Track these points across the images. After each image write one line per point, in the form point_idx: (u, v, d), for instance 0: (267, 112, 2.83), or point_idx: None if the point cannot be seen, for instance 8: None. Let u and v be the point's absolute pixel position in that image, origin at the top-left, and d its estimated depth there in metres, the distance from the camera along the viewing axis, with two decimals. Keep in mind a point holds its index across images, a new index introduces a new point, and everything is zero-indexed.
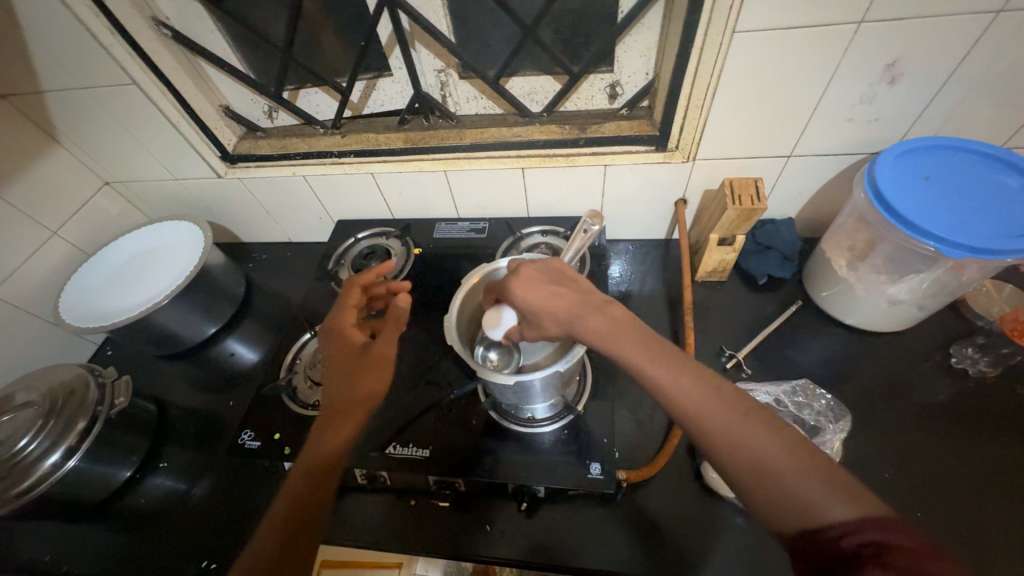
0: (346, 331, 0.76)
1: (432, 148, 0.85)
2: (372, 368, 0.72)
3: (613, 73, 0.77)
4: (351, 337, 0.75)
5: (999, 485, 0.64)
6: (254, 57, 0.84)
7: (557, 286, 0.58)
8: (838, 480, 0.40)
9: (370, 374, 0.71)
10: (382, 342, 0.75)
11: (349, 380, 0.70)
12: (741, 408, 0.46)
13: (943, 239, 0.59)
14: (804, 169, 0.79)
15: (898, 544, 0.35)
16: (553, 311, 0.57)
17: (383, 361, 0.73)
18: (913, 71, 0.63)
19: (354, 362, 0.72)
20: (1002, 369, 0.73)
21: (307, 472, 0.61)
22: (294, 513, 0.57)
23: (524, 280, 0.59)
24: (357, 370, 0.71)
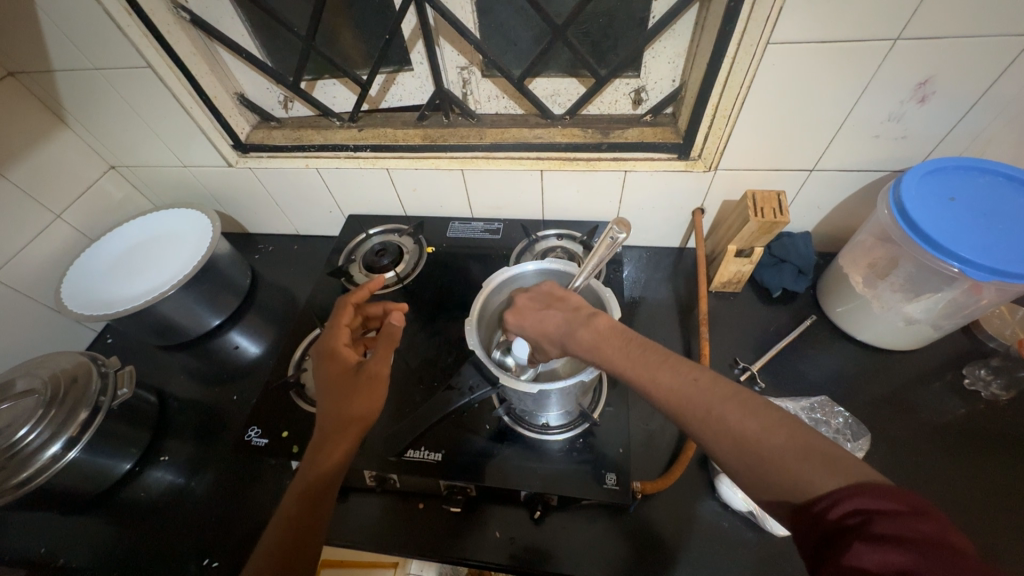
0: (336, 347, 0.65)
1: (450, 146, 0.83)
2: (364, 389, 0.60)
3: (639, 78, 0.77)
4: (342, 355, 0.64)
5: (1012, 510, 0.64)
6: (273, 45, 0.82)
7: (548, 308, 0.59)
8: (822, 451, 0.39)
9: (361, 396, 0.59)
10: (373, 361, 0.61)
11: (339, 402, 0.59)
12: (720, 389, 0.45)
13: (967, 261, 0.58)
14: (825, 184, 0.78)
15: (887, 509, 0.34)
16: (546, 332, 0.58)
17: (377, 383, 0.60)
18: (943, 90, 0.63)
19: (345, 382, 0.61)
20: (1015, 392, 0.74)
21: (297, 501, 0.54)
22: (286, 548, 0.51)
23: (516, 309, 0.61)
24: (348, 391, 0.60)
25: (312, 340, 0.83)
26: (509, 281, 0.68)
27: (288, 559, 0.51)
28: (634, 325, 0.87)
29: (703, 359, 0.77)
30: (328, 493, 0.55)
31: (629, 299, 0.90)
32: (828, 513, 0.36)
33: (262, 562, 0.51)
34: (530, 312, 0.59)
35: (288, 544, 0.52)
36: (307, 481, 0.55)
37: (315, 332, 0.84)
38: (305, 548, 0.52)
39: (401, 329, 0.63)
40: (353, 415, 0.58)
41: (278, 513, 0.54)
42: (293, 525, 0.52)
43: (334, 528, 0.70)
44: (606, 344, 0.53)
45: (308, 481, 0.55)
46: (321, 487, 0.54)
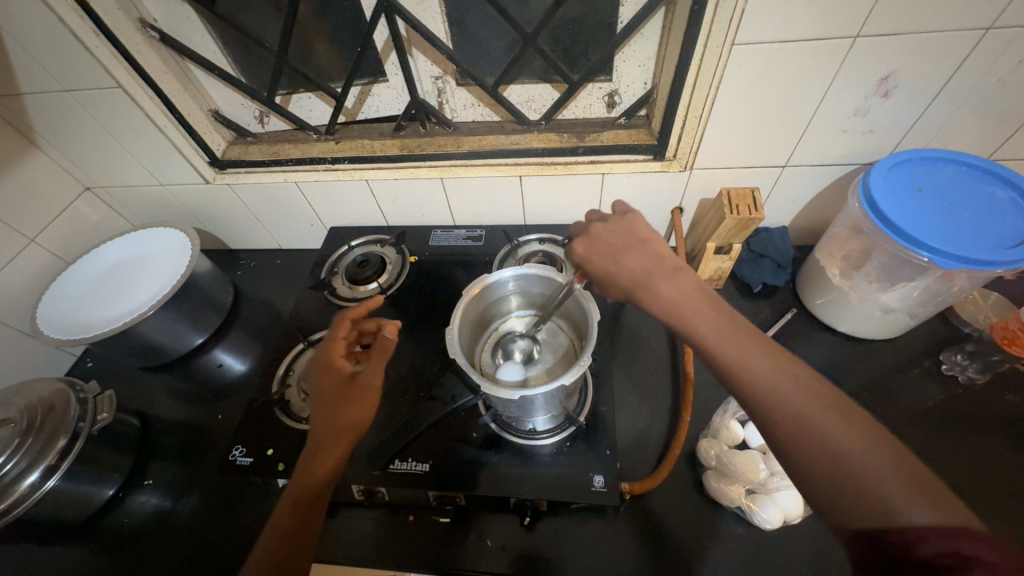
0: (332, 359, 0.62)
1: (428, 154, 0.83)
2: (356, 400, 0.59)
3: (611, 82, 0.78)
4: (337, 367, 0.62)
5: (991, 492, 0.65)
6: (245, 61, 0.81)
7: (627, 245, 0.57)
8: (920, 483, 0.37)
9: (354, 405, 0.59)
10: (366, 372, 0.60)
11: (332, 412, 0.58)
12: (817, 398, 0.42)
13: (937, 250, 0.60)
14: (798, 179, 0.80)
15: (982, 556, 0.33)
16: (619, 274, 0.55)
17: (369, 391, 0.59)
18: (905, 85, 0.65)
19: (338, 391, 0.60)
20: (990, 375, 0.75)
21: (288, 511, 0.54)
22: (275, 559, 0.51)
23: (587, 240, 0.60)
24: (340, 400, 0.59)
25: (296, 355, 0.83)
26: (491, 287, 0.68)
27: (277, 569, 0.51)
28: (619, 327, 0.88)
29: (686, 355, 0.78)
30: (320, 501, 0.55)
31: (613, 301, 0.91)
32: (917, 548, 0.35)
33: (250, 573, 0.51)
34: (606, 244, 0.58)
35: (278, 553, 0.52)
36: (299, 490, 0.55)
37: (299, 347, 0.83)
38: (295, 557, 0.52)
39: (395, 342, 0.61)
40: (343, 424, 0.58)
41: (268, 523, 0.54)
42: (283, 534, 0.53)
43: (324, 545, 0.69)
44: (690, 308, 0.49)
45: (301, 489, 0.55)
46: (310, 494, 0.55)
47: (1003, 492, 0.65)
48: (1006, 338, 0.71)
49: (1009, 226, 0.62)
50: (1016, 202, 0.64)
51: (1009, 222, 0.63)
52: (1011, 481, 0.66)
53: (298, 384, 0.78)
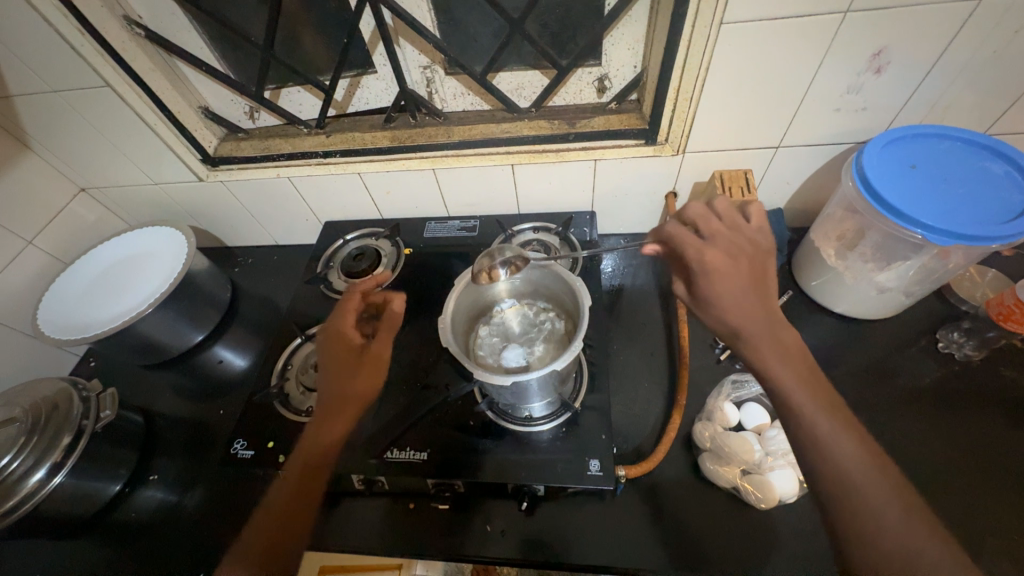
0: (344, 329, 0.73)
1: (420, 146, 0.83)
2: (365, 362, 0.70)
3: (601, 66, 0.77)
4: (348, 335, 0.72)
5: (986, 468, 0.66)
6: (232, 56, 0.81)
7: (748, 279, 0.57)
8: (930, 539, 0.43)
9: (365, 372, 0.69)
10: (376, 343, 0.71)
11: (344, 378, 0.68)
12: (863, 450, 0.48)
13: (930, 227, 0.59)
14: (792, 160, 0.79)
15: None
16: (728, 304, 0.56)
17: (378, 359, 0.70)
18: (898, 60, 0.64)
19: (350, 359, 0.70)
20: (987, 352, 0.75)
21: (303, 465, 0.63)
22: (289, 507, 0.59)
23: (720, 255, 0.57)
24: (352, 367, 0.69)
25: (294, 350, 0.83)
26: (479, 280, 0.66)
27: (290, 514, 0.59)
28: (615, 314, 0.88)
29: (682, 339, 0.78)
30: (331, 450, 0.64)
31: (609, 289, 0.91)
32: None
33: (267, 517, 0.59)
34: (734, 272, 0.57)
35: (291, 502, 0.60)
36: (315, 436, 0.65)
37: (297, 341, 0.83)
38: (306, 498, 0.60)
39: (402, 315, 0.75)
40: (357, 387, 0.68)
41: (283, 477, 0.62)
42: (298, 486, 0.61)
43: (328, 535, 0.70)
44: (793, 380, 0.51)
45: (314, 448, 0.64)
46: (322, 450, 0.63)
47: (998, 466, 0.65)
48: (1002, 314, 0.70)
49: (1005, 201, 0.61)
50: (1012, 176, 0.63)
51: (1005, 197, 0.62)
52: (1006, 456, 0.66)
53: (297, 377, 0.79)
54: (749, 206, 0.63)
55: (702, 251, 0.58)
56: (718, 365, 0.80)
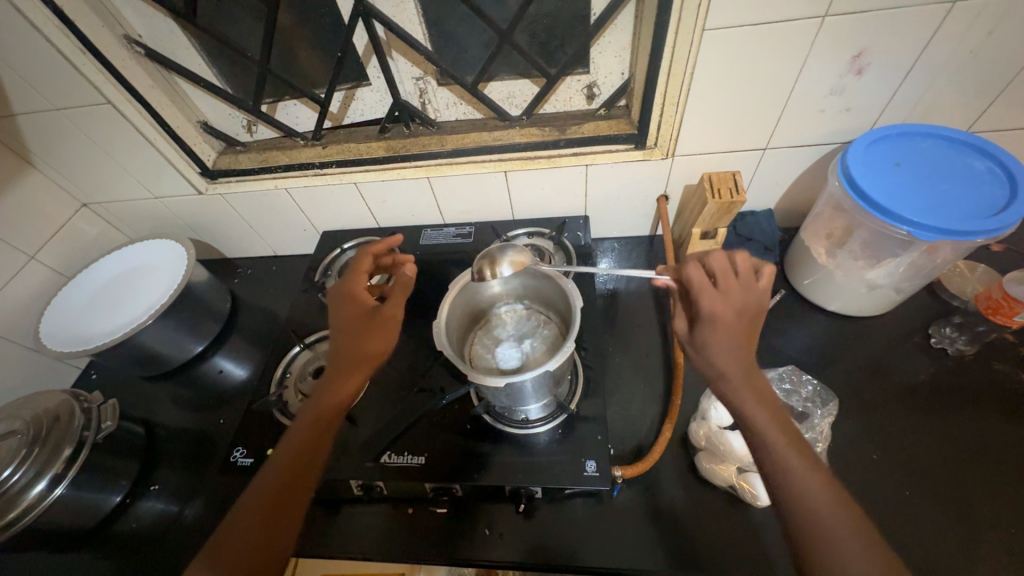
0: (356, 291, 0.70)
1: (414, 155, 0.85)
2: (379, 326, 0.66)
3: (589, 74, 0.78)
4: (361, 297, 0.69)
5: (982, 461, 0.66)
6: (230, 72, 0.83)
7: (743, 335, 0.54)
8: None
9: (378, 333, 0.66)
10: (389, 305, 0.68)
11: (356, 338, 0.65)
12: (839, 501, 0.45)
13: (915, 223, 0.60)
14: (780, 161, 0.80)
15: None
16: (717, 355, 0.54)
17: (391, 320, 0.67)
18: (878, 61, 0.65)
19: (362, 321, 0.67)
20: (979, 346, 0.75)
21: (311, 428, 0.60)
22: (296, 465, 0.57)
23: (724, 305, 0.55)
24: (365, 328, 0.66)
25: (292, 358, 0.83)
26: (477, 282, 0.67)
27: (292, 481, 0.56)
28: (610, 316, 0.89)
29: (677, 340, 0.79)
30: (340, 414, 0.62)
31: (604, 292, 0.92)
32: None
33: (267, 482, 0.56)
34: (732, 327, 0.54)
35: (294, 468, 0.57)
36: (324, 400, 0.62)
37: (296, 350, 0.84)
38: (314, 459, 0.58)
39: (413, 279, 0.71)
40: (367, 349, 0.65)
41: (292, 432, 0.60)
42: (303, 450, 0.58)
43: (328, 542, 0.70)
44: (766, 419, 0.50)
45: (322, 411, 0.61)
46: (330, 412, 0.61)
47: (994, 460, 0.66)
48: (990, 307, 0.70)
49: (989, 196, 0.62)
50: (994, 172, 0.64)
51: (989, 192, 0.63)
52: (1002, 449, 0.66)
53: (296, 385, 0.79)
54: (766, 268, 0.57)
55: (710, 302, 0.55)
56: None
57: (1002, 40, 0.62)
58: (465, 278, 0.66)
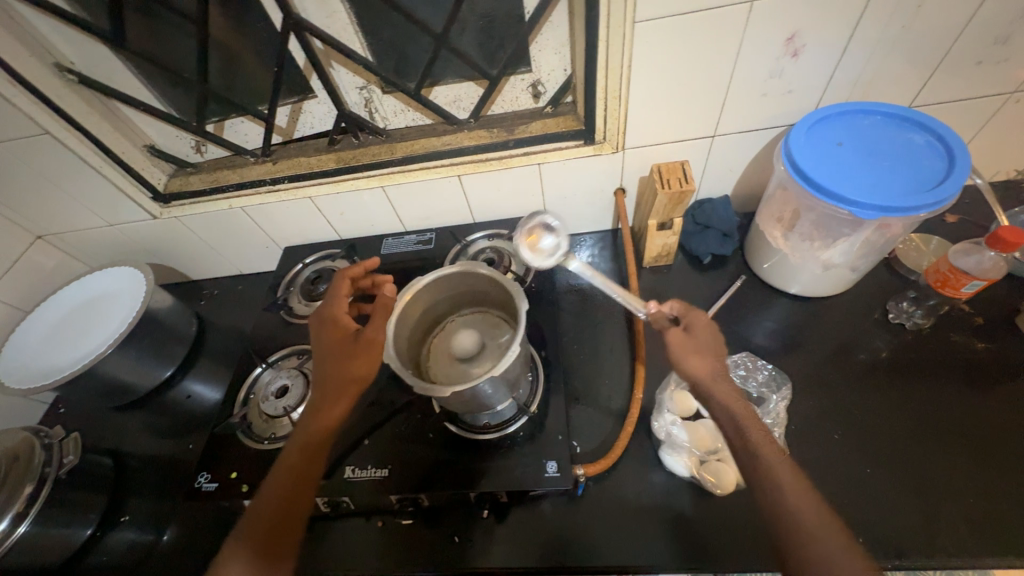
0: (337, 315, 0.67)
1: (364, 165, 0.84)
2: (363, 352, 0.62)
3: (532, 72, 0.77)
4: (342, 322, 0.67)
5: (941, 432, 0.66)
6: (171, 93, 0.81)
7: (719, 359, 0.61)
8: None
9: (361, 358, 0.62)
10: (371, 327, 0.63)
11: (339, 364, 0.62)
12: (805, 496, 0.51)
13: (856, 203, 0.60)
14: (730, 147, 0.80)
15: None
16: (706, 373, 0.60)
17: (373, 343, 0.62)
18: (813, 42, 0.65)
19: (344, 346, 0.64)
20: (934, 318, 0.76)
21: (300, 461, 0.59)
22: (291, 490, 0.58)
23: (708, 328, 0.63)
24: (347, 355, 0.62)
25: (255, 379, 0.82)
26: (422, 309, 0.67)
27: (282, 520, 0.56)
28: (573, 312, 0.89)
29: (638, 332, 0.79)
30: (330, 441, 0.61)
31: (567, 288, 0.92)
32: None
33: (256, 523, 0.56)
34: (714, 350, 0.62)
35: (284, 507, 0.57)
36: (313, 428, 0.61)
37: (258, 370, 0.82)
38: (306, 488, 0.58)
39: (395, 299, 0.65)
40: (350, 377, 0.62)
41: (285, 458, 0.60)
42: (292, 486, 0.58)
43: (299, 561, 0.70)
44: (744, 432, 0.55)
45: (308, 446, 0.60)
46: (315, 446, 0.60)
47: (952, 430, 0.66)
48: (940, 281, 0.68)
49: (928, 170, 0.62)
50: (934, 145, 0.64)
51: (928, 166, 0.63)
52: (960, 419, 0.67)
53: (259, 405, 0.78)
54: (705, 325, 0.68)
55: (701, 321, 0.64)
56: None
57: (931, 12, 0.62)
58: (422, 279, 0.63)
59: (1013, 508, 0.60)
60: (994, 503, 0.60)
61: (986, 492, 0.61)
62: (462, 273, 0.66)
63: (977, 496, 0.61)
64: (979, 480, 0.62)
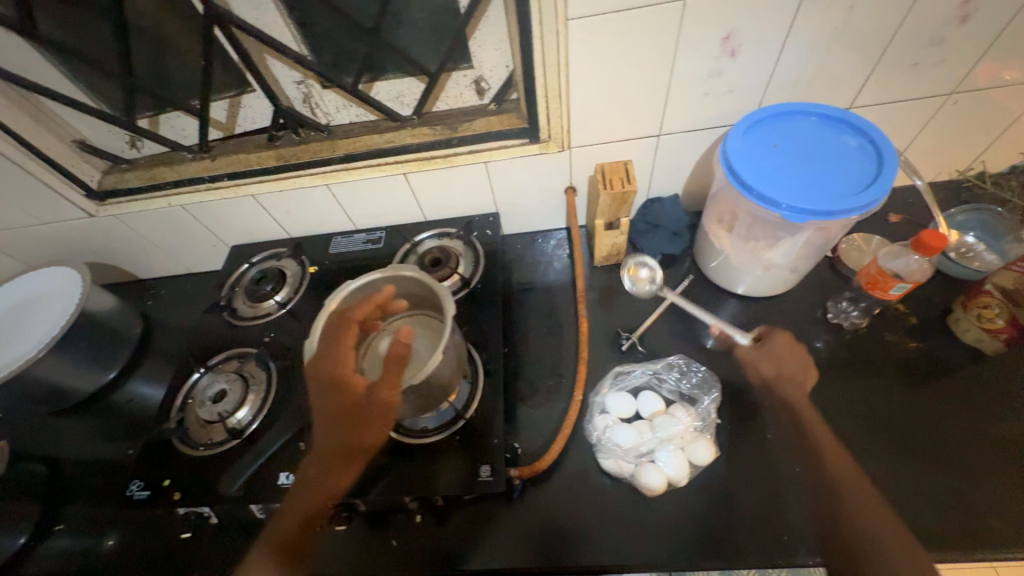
0: (347, 369, 0.63)
1: (305, 162, 0.81)
2: (376, 418, 0.62)
3: (474, 68, 0.76)
4: (351, 378, 0.63)
5: (870, 431, 0.68)
6: (96, 86, 0.78)
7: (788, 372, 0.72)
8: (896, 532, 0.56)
9: (372, 423, 0.62)
10: (382, 392, 0.61)
11: (349, 425, 0.63)
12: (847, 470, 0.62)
13: (786, 206, 0.60)
14: (675, 146, 0.79)
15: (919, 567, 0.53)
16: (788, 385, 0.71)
17: (386, 419, 0.62)
18: (749, 42, 0.64)
19: (355, 407, 0.63)
20: (870, 318, 0.77)
21: (308, 510, 0.63)
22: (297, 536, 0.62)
23: (792, 345, 0.74)
24: (358, 417, 0.62)
25: (193, 384, 0.80)
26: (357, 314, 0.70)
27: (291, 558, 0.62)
28: (522, 311, 0.88)
29: (582, 333, 0.79)
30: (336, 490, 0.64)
31: (518, 287, 0.91)
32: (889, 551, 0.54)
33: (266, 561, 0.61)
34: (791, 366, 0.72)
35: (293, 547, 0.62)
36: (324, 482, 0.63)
37: (195, 375, 0.80)
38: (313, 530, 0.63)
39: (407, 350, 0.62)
40: (361, 444, 0.63)
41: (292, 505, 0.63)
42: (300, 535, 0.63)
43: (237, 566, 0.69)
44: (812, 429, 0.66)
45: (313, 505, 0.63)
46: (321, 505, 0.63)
47: (880, 428, 0.68)
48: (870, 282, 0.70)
49: (858, 173, 0.63)
50: (866, 148, 0.64)
51: (859, 168, 0.63)
52: (890, 419, 0.68)
53: (195, 410, 0.76)
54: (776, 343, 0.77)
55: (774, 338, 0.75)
56: (621, 355, 0.80)
57: (864, 14, 0.61)
58: (352, 284, 0.67)
59: (933, 505, 0.61)
60: (915, 501, 0.62)
61: (910, 490, 0.63)
62: (388, 278, 0.69)
63: (900, 494, 0.62)
64: (903, 478, 0.63)
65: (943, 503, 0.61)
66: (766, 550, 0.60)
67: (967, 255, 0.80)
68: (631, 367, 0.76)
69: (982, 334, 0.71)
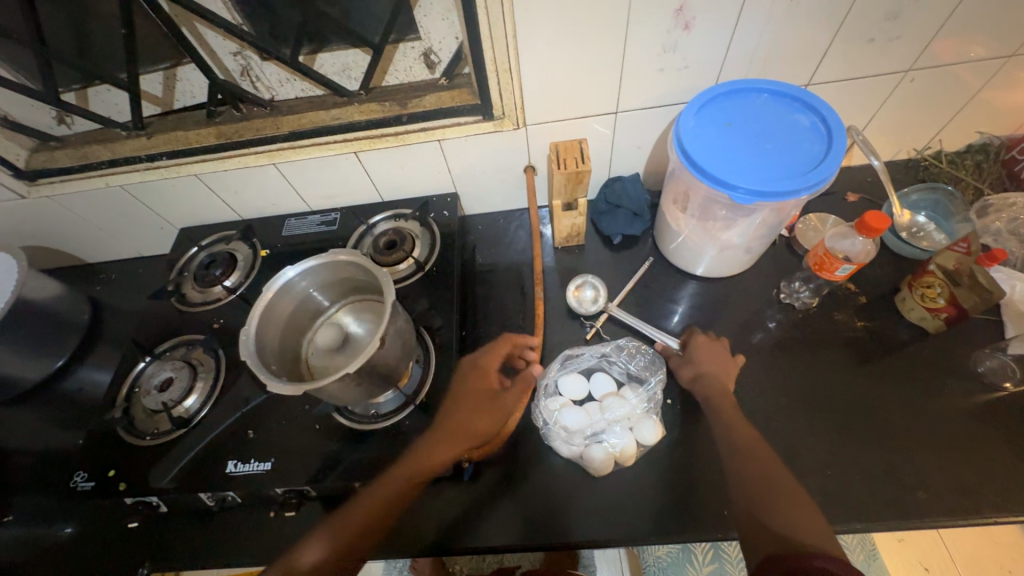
0: (488, 368, 0.73)
1: (249, 141, 0.77)
2: (490, 412, 0.69)
3: (422, 40, 0.72)
4: (489, 375, 0.72)
5: (814, 408, 0.69)
6: (12, 56, 0.72)
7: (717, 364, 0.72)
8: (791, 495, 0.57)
9: (487, 417, 0.69)
10: (511, 397, 0.71)
11: (467, 414, 0.68)
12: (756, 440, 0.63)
13: (734, 187, 0.60)
14: (634, 124, 0.77)
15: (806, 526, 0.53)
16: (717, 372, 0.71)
17: (502, 420, 0.69)
18: (702, 15, 0.62)
19: (482, 400, 0.70)
20: (820, 298, 0.78)
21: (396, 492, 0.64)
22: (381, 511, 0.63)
23: (715, 347, 0.74)
24: (480, 408, 0.69)
25: (139, 373, 0.77)
26: (292, 301, 0.68)
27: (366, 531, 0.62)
28: (481, 294, 0.87)
29: (538, 315, 0.79)
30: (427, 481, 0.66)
31: (477, 270, 0.90)
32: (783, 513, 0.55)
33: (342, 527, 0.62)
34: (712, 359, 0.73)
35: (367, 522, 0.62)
36: (423, 464, 0.65)
37: (142, 364, 0.77)
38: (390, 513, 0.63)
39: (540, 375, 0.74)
40: (472, 432, 0.67)
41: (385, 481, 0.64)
42: (382, 513, 0.63)
43: (192, 551, 0.70)
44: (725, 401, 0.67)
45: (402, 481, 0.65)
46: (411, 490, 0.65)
47: (823, 405, 0.69)
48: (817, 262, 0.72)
49: (809, 153, 0.62)
50: (818, 127, 0.63)
51: (809, 148, 0.62)
52: (833, 396, 0.70)
53: (142, 400, 0.74)
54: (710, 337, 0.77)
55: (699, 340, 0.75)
56: (577, 337, 0.80)
57: None
58: (286, 273, 0.64)
59: (866, 477, 0.64)
60: (851, 474, 0.64)
61: (847, 465, 0.65)
62: (329, 264, 0.67)
63: (837, 467, 0.65)
64: (840, 452, 0.66)
65: (876, 475, 0.63)
66: (708, 525, 0.62)
67: (917, 235, 0.81)
68: (581, 351, 0.76)
69: (925, 313, 0.72)
